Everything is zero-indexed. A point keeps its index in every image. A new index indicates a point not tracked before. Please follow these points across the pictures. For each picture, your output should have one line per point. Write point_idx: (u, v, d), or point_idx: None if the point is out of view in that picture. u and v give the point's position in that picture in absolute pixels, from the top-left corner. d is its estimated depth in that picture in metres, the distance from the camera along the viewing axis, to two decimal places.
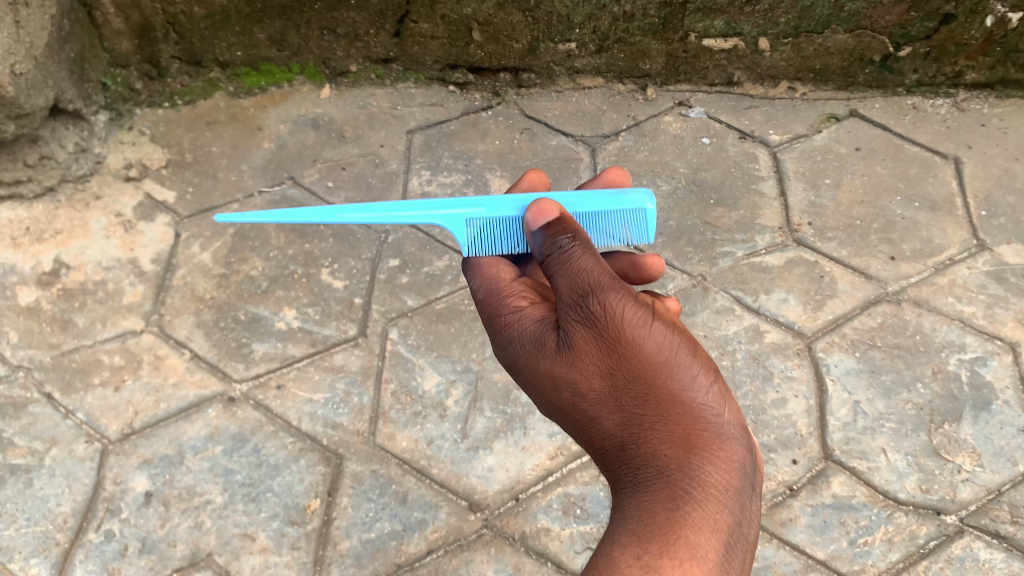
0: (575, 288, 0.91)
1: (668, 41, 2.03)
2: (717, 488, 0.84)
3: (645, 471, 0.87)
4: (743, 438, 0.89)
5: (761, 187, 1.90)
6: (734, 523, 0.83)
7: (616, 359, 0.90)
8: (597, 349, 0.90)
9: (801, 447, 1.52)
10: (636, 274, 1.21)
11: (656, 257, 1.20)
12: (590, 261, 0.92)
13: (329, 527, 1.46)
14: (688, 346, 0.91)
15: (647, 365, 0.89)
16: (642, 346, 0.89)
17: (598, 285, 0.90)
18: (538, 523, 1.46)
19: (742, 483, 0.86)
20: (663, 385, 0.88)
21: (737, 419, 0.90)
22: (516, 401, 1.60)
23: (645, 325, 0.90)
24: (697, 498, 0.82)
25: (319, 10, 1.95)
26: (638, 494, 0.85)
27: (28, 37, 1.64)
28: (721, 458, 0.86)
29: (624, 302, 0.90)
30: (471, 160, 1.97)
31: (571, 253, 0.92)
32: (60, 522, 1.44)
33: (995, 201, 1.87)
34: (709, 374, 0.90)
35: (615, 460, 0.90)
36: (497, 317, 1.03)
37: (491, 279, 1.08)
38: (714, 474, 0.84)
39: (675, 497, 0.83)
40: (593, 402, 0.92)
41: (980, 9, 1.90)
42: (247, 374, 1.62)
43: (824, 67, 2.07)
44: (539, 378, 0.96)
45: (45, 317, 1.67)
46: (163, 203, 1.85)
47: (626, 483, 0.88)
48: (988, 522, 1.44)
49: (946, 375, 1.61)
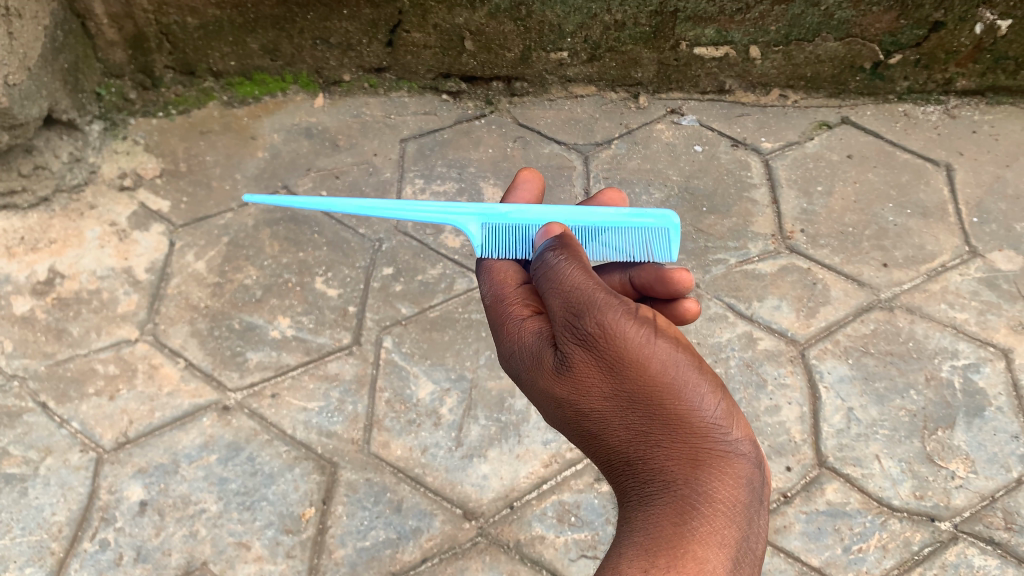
0: (570, 307, 0.90)
1: (659, 50, 2.04)
2: (725, 504, 0.80)
3: (651, 486, 0.83)
4: (755, 453, 0.84)
5: (753, 195, 1.91)
6: (746, 540, 0.79)
7: (617, 376, 0.86)
8: (598, 364, 0.87)
9: (795, 454, 1.52)
10: (663, 288, 1.11)
11: (685, 271, 1.09)
12: (583, 276, 0.92)
13: (324, 535, 1.45)
14: (693, 361, 0.86)
15: (650, 380, 0.85)
16: (642, 362, 0.85)
17: (594, 302, 0.88)
18: (532, 531, 1.46)
19: (752, 499, 0.81)
20: (666, 401, 0.84)
21: (748, 434, 0.85)
22: (510, 408, 1.60)
23: (646, 342, 0.86)
24: (704, 514, 0.78)
25: (312, 20, 1.97)
26: (645, 510, 0.82)
27: (22, 48, 1.66)
28: (730, 474, 0.82)
29: (623, 318, 0.87)
30: (465, 169, 1.98)
31: (563, 270, 0.93)
32: (55, 532, 1.44)
33: (987, 208, 1.87)
34: (716, 388, 0.86)
35: (622, 475, 0.87)
36: (502, 323, 0.99)
37: (495, 285, 1.05)
38: (722, 490, 0.80)
39: (682, 513, 0.79)
40: (597, 418, 0.88)
41: (968, 17, 1.91)
42: (242, 383, 1.63)
43: (815, 75, 2.08)
44: (541, 393, 0.93)
45: (40, 326, 1.67)
46: (157, 212, 1.86)
47: (633, 497, 0.85)
48: (982, 529, 1.43)
49: (939, 382, 1.61)
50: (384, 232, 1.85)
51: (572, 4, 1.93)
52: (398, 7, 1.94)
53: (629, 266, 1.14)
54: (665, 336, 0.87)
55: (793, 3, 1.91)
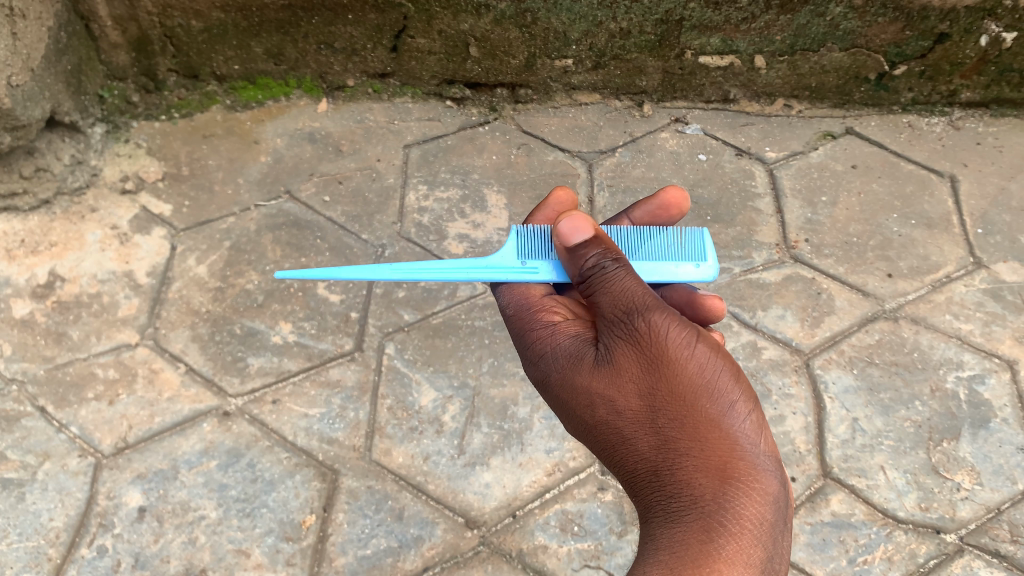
0: (619, 306, 0.91)
1: (665, 58, 2.04)
2: (751, 522, 0.80)
3: (678, 500, 0.83)
4: (781, 475, 0.85)
5: (757, 204, 1.91)
6: (769, 559, 0.80)
7: (655, 379, 0.87)
8: (637, 367, 0.88)
9: (800, 464, 1.51)
10: (692, 311, 1.13)
11: (716, 299, 1.13)
12: (634, 282, 0.92)
13: (324, 543, 1.44)
14: (730, 372, 0.88)
15: (687, 387, 0.86)
16: (683, 367, 0.87)
17: (641, 304, 0.90)
18: (536, 540, 1.45)
19: (776, 518, 0.83)
20: (703, 409, 0.85)
21: (775, 454, 0.86)
22: (514, 416, 1.59)
23: (687, 345, 0.88)
24: (731, 531, 0.79)
25: (317, 25, 1.96)
26: (670, 526, 0.82)
27: (25, 49, 1.65)
28: (757, 493, 0.82)
29: (668, 319, 0.89)
30: (468, 175, 1.97)
31: (613, 275, 0.92)
32: (52, 538, 1.43)
33: (992, 219, 1.87)
34: (750, 402, 0.88)
35: (647, 485, 0.87)
36: (529, 331, 1.01)
37: (520, 296, 1.06)
38: (749, 507, 0.81)
39: (709, 529, 0.79)
40: (629, 423, 0.88)
41: (973, 29, 1.91)
42: (243, 388, 1.61)
43: (820, 85, 2.08)
44: (571, 394, 0.93)
45: (39, 330, 1.66)
46: (159, 216, 1.85)
47: (657, 511, 0.85)
48: (988, 541, 1.43)
49: (945, 393, 1.60)
50: (387, 238, 1.85)
51: (578, 12, 1.93)
52: (404, 13, 1.94)
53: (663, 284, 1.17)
54: (706, 344, 0.89)
55: (798, 13, 1.91)
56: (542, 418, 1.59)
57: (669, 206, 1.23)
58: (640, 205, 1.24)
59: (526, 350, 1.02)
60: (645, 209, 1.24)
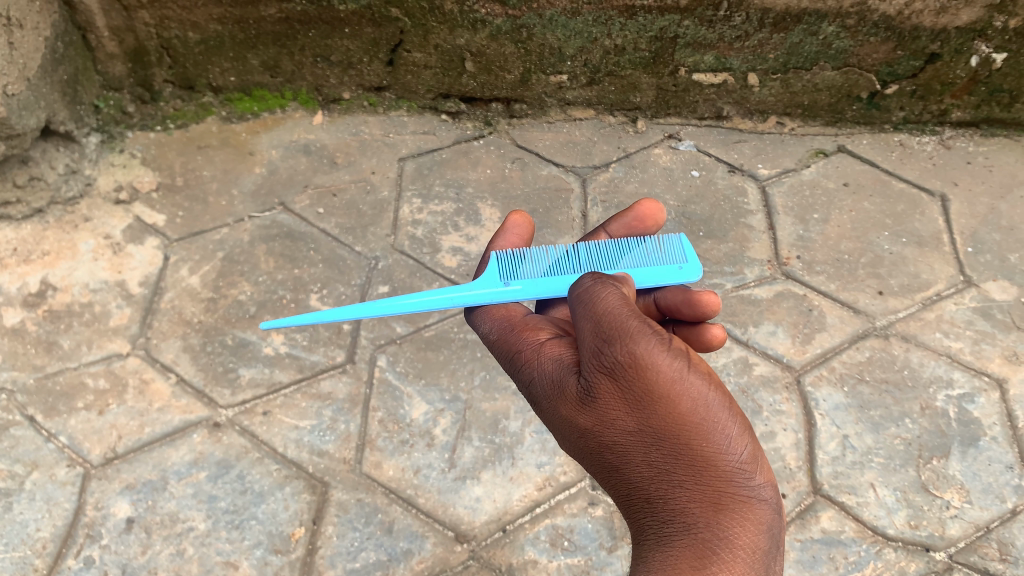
0: (601, 334, 0.85)
1: (658, 75, 2.05)
2: (745, 550, 0.77)
3: (671, 526, 0.81)
4: (776, 499, 0.82)
5: (750, 221, 1.92)
6: None
7: (644, 413, 0.83)
8: (623, 400, 0.83)
9: (790, 481, 1.51)
10: (689, 310, 1.10)
11: (712, 293, 1.08)
12: (619, 305, 0.87)
13: (313, 556, 1.43)
14: (724, 401, 0.83)
15: (676, 418, 0.82)
16: (673, 401, 0.82)
17: (625, 333, 0.84)
18: (525, 555, 1.44)
19: (771, 546, 0.79)
20: (694, 443, 0.81)
21: (771, 479, 0.83)
22: (505, 430, 1.59)
23: (678, 378, 0.82)
24: (724, 560, 0.76)
25: (313, 38, 1.97)
26: (662, 549, 0.80)
27: (22, 58, 1.66)
28: (751, 519, 0.79)
29: (655, 349, 0.83)
30: (463, 189, 1.98)
31: (598, 298, 0.89)
32: (39, 548, 1.42)
33: (982, 238, 1.88)
34: (744, 429, 0.83)
35: (640, 510, 0.85)
36: (517, 354, 0.99)
37: (500, 319, 1.08)
38: (743, 536, 0.78)
39: (702, 556, 0.77)
40: (621, 451, 0.85)
41: (964, 50, 1.92)
42: (234, 400, 1.61)
43: (813, 103, 2.10)
44: (561, 421, 0.91)
45: (30, 339, 1.66)
46: (153, 225, 1.86)
47: (650, 536, 0.83)
48: (977, 559, 1.43)
49: (934, 411, 1.61)
50: (381, 250, 1.85)
51: (574, 28, 1.93)
52: (401, 27, 1.94)
53: (654, 288, 1.16)
54: (697, 373, 0.83)
55: (791, 32, 1.92)
56: (533, 432, 1.59)
57: (646, 218, 1.27)
58: (616, 218, 1.27)
59: (514, 372, 0.99)
60: (621, 222, 1.27)
